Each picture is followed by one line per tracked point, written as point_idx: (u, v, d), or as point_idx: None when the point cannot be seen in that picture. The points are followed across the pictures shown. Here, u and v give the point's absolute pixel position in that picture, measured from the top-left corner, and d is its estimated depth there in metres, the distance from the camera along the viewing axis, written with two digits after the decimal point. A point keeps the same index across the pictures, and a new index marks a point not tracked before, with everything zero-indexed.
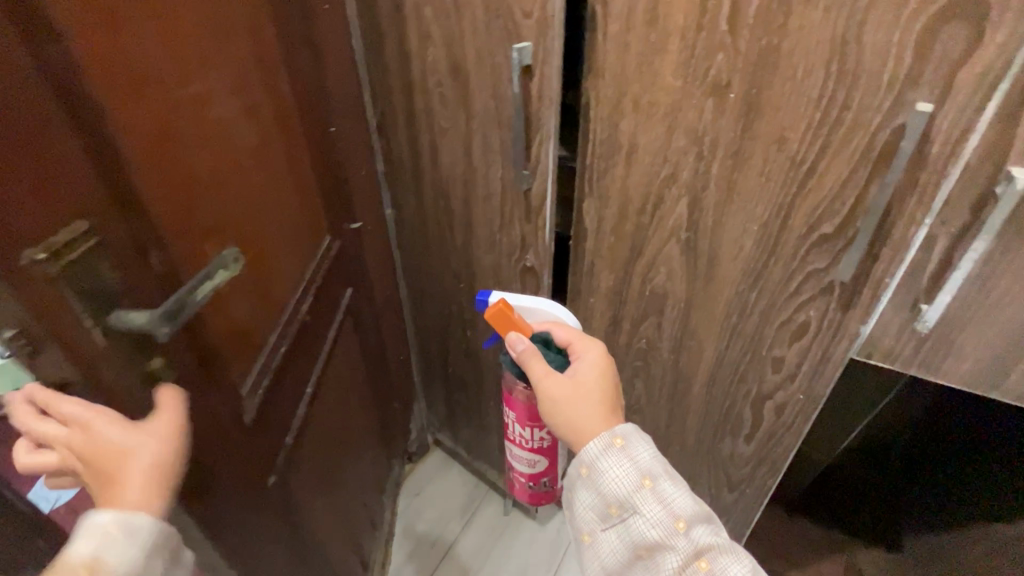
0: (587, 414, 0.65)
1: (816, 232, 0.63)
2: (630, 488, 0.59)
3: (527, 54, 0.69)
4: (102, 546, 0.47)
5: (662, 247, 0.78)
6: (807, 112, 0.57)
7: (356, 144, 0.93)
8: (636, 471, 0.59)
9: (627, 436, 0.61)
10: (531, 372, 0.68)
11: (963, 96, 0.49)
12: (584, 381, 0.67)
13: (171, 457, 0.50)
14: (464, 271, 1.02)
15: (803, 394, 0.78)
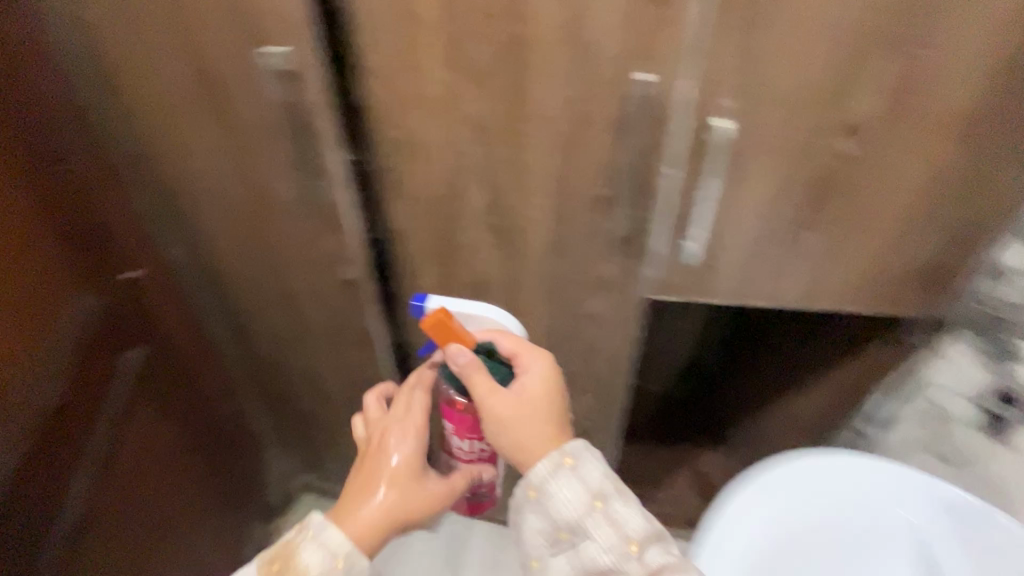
0: (537, 432, 0.63)
1: (596, 196, 0.71)
2: (581, 511, 0.59)
3: (283, 58, 0.65)
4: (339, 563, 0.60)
5: (474, 234, 0.80)
6: (561, 92, 0.63)
7: (112, 180, 0.77)
8: (586, 493, 0.59)
9: (578, 457, 0.61)
10: (477, 389, 0.64)
11: (671, 66, 0.59)
12: (531, 392, 0.65)
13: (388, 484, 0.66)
14: (281, 299, 0.94)
15: (622, 340, 0.87)
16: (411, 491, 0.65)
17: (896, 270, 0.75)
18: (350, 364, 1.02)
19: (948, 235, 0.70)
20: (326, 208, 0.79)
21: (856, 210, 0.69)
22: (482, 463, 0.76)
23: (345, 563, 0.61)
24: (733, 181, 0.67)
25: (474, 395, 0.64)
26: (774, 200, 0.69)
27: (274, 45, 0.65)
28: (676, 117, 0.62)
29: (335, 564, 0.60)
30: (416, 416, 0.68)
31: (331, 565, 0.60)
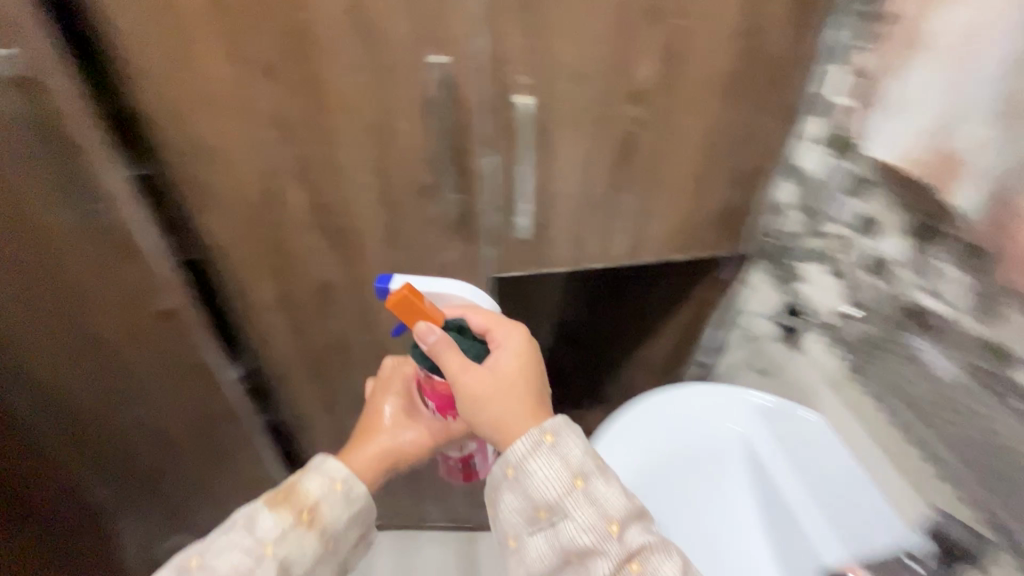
0: (514, 408, 0.55)
1: (419, 185, 0.70)
2: (561, 489, 0.50)
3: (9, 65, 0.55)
4: (326, 495, 0.63)
5: (303, 238, 0.76)
6: (360, 81, 0.61)
7: None
8: (566, 470, 0.50)
9: (559, 436, 0.52)
10: (450, 365, 0.58)
11: (461, 47, 0.60)
12: (508, 368, 0.58)
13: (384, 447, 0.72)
14: (80, 349, 0.78)
15: None
16: (416, 432, 0.74)
17: (701, 220, 0.84)
18: (192, 405, 0.90)
19: (733, 182, 0.80)
20: (115, 234, 0.69)
21: (656, 169, 0.76)
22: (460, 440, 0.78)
23: (341, 488, 0.64)
24: (545, 155, 0.71)
25: (448, 373, 0.58)
26: (586, 168, 0.73)
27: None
28: (477, 97, 0.64)
29: (335, 487, 0.64)
30: (400, 384, 0.77)
31: (331, 490, 0.64)
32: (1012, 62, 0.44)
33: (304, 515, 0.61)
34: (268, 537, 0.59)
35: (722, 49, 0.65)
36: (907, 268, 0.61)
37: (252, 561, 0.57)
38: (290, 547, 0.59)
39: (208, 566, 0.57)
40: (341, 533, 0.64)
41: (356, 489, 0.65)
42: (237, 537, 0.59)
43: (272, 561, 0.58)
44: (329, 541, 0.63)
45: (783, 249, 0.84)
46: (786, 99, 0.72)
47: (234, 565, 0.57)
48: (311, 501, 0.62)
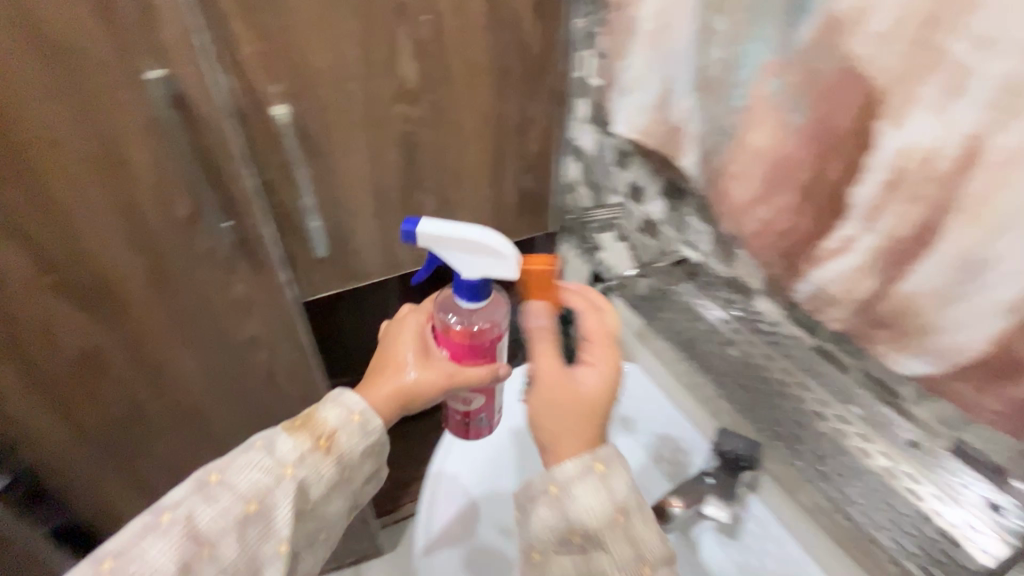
0: (573, 427, 0.46)
1: (177, 217, 0.61)
2: (604, 524, 0.42)
3: None
4: (343, 425, 0.48)
5: (33, 306, 0.61)
6: (58, 106, 0.50)
7: None
8: (614, 506, 0.42)
9: (610, 467, 0.44)
10: (538, 366, 0.49)
11: (184, 59, 0.52)
12: (593, 394, 0.47)
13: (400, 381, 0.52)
14: None
15: (296, 353, 0.82)
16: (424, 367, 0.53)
17: (504, 207, 0.86)
18: None
19: (522, 168, 0.83)
20: None
21: (445, 164, 0.76)
22: (472, 392, 0.56)
23: (360, 420, 0.49)
24: (319, 165, 0.67)
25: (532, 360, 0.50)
26: (371, 171, 0.71)
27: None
28: (219, 112, 0.57)
29: (353, 418, 0.49)
30: (417, 320, 0.55)
31: (349, 420, 0.49)
32: (690, 39, 0.50)
33: (322, 441, 0.47)
34: (287, 457, 0.46)
35: (475, 39, 0.67)
36: (667, 226, 0.69)
37: (269, 480, 0.46)
38: (310, 471, 0.47)
39: (227, 482, 0.45)
40: (353, 471, 0.49)
41: (375, 421, 0.50)
42: (253, 456, 0.46)
43: (293, 483, 0.46)
44: (351, 471, 0.49)
45: (580, 223, 0.90)
46: (549, 82, 0.76)
47: (253, 484, 0.45)
48: (332, 426, 0.48)
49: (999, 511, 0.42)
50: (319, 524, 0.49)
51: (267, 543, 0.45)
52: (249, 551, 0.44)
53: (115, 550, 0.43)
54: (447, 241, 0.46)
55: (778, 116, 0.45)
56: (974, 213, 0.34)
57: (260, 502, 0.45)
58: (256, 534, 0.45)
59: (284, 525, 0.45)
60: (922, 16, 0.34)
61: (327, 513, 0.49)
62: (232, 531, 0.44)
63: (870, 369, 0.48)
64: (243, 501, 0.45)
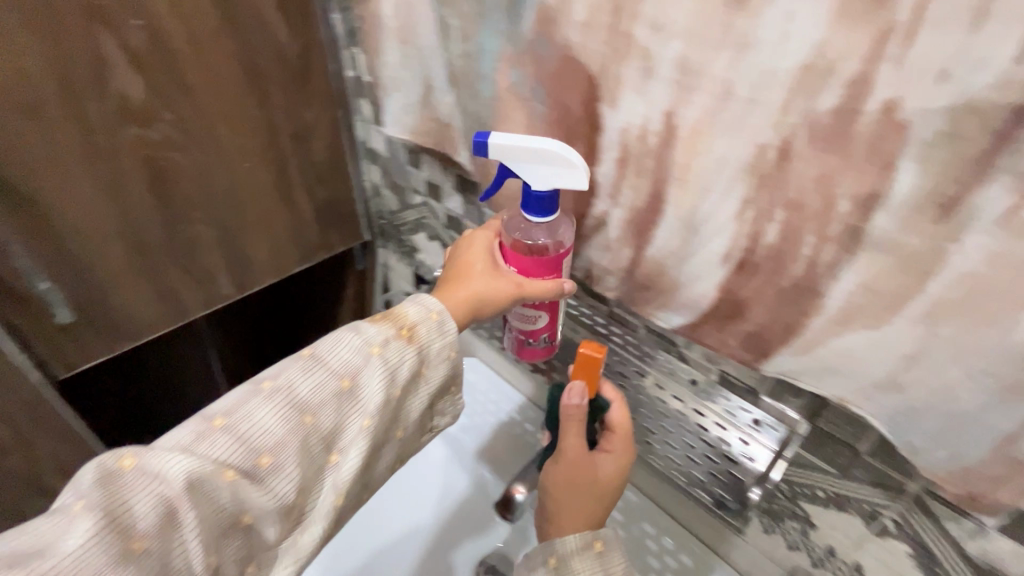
0: (578, 511, 0.44)
1: None
2: None
3: None
4: (422, 321, 0.41)
5: None
6: None
7: None
8: None
9: (611, 547, 0.43)
10: (564, 444, 0.46)
11: None
12: (607, 481, 0.45)
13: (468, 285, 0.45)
14: None
15: (63, 441, 0.68)
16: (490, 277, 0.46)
17: (303, 224, 0.80)
18: None
19: (313, 180, 0.77)
20: None
21: (215, 188, 0.67)
22: (535, 309, 0.49)
23: (439, 318, 0.42)
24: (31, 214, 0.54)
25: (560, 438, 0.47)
26: (114, 211, 0.59)
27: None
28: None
29: (432, 316, 0.42)
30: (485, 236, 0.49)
31: (428, 318, 0.42)
32: (433, 34, 0.49)
33: (405, 330, 0.41)
34: (373, 338, 0.39)
35: (212, 45, 0.58)
36: (469, 220, 0.69)
37: (358, 360, 0.38)
38: (396, 359, 0.39)
39: (321, 356, 0.38)
40: (429, 370, 0.42)
41: (453, 325, 0.43)
42: (336, 336, 0.39)
43: (383, 364, 0.39)
44: (429, 366, 0.42)
45: (392, 227, 0.86)
46: (319, 84, 0.70)
47: (345, 361, 0.38)
48: (413, 316, 0.41)
49: (758, 425, 0.49)
50: (395, 416, 0.41)
51: (353, 421, 0.38)
52: (334, 429, 0.38)
53: (225, 409, 0.36)
54: (520, 153, 0.40)
55: (525, 105, 0.46)
56: (682, 180, 0.38)
57: (355, 379, 0.38)
58: (345, 409, 0.38)
59: (378, 405, 0.38)
60: (610, 5, 0.36)
61: (404, 407, 0.42)
62: (324, 406, 0.37)
63: (650, 324, 0.53)
64: (334, 378, 0.38)
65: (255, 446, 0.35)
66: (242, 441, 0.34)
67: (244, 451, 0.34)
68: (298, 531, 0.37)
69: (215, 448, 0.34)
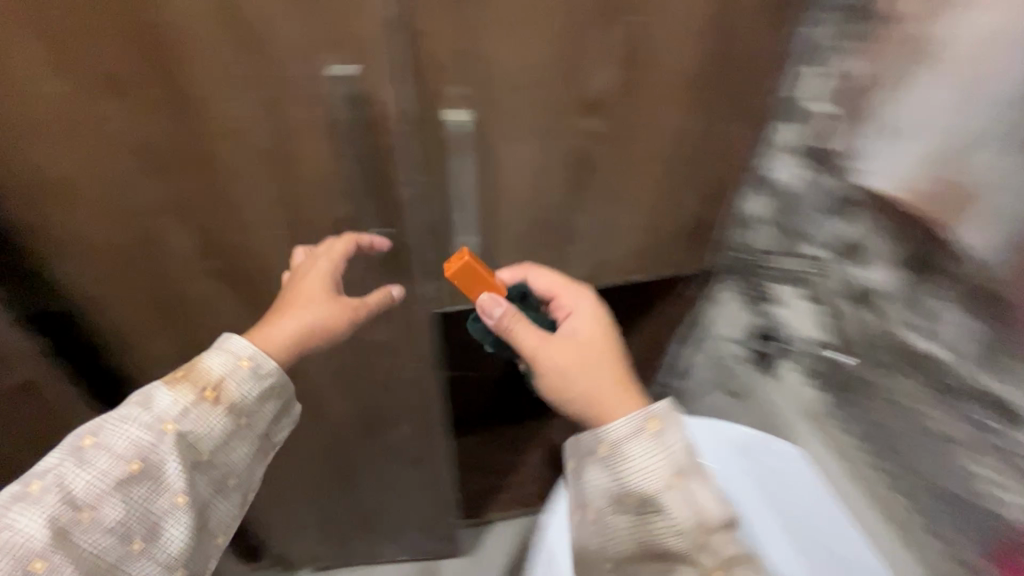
0: (604, 369, 0.54)
1: (334, 219, 0.58)
2: (659, 484, 0.47)
3: None
4: (230, 370, 0.50)
5: (195, 287, 0.63)
6: (245, 98, 0.48)
7: None
8: (668, 466, 0.47)
9: (666, 427, 0.48)
10: (523, 343, 0.55)
11: (371, 59, 0.47)
12: (586, 337, 0.55)
13: (308, 318, 0.56)
14: None
15: (416, 361, 0.77)
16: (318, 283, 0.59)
17: (669, 237, 0.75)
18: None
19: (697, 197, 0.71)
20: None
21: (615, 183, 0.66)
22: None
23: (250, 366, 0.51)
24: (481, 174, 0.60)
25: (524, 345, 0.55)
26: (536, 188, 0.63)
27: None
28: (404, 100, 0.51)
29: (241, 364, 0.51)
30: (322, 266, 0.57)
31: (236, 367, 0.51)
32: None
33: (209, 391, 0.49)
34: (167, 413, 0.47)
35: (685, 46, 0.55)
36: (894, 303, 0.55)
37: (151, 437, 0.46)
38: (195, 422, 0.48)
39: (103, 444, 0.46)
40: (259, 408, 0.52)
41: (268, 365, 0.52)
42: (129, 413, 0.47)
43: (178, 433, 0.47)
44: (244, 415, 0.51)
45: (755, 266, 0.76)
46: (761, 102, 0.63)
47: (133, 444, 0.46)
48: (217, 374, 0.50)
49: None
50: (223, 471, 0.50)
51: (159, 500, 0.46)
52: (137, 512, 0.45)
53: None
54: None
55: None
56: None
57: (144, 459, 0.46)
58: (150, 489, 0.46)
59: (181, 474, 0.47)
60: None
61: (234, 459, 0.51)
62: (115, 491, 0.45)
63: None
64: (126, 459, 0.46)
65: (23, 555, 0.42)
66: (16, 545, 0.42)
67: (14, 558, 0.42)
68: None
69: None
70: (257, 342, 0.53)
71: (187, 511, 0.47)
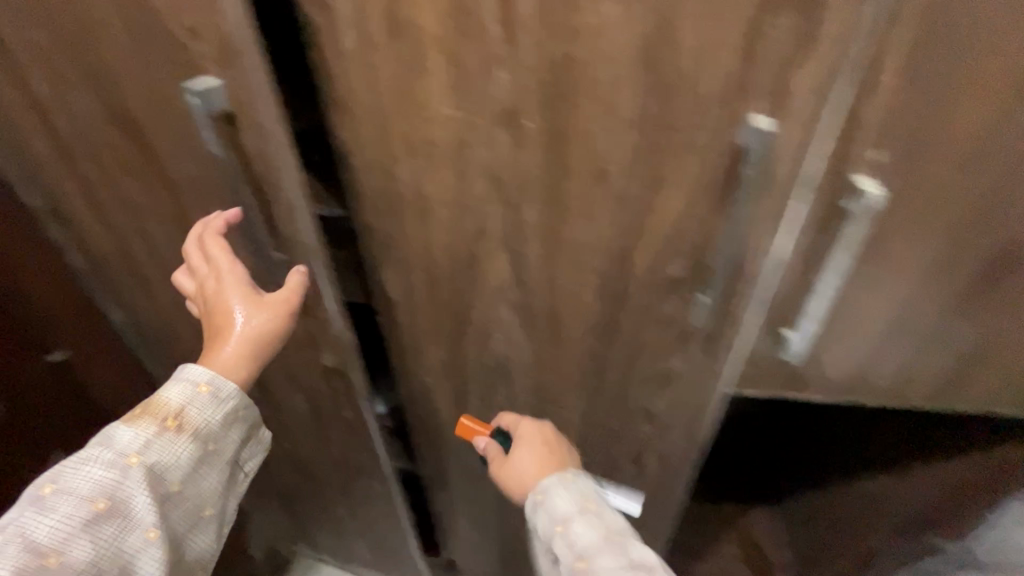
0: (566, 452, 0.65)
1: (663, 276, 0.50)
2: (584, 514, 0.55)
3: (217, 97, 0.44)
4: (191, 398, 0.51)
5: (491, 312, 0.61)
6: (624, 139, 0.42)
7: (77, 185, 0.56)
8: (580, 504, 0.56)
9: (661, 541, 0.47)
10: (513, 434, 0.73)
11: (802, 107, 0.37)
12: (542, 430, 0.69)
13: (261, 319, 0.53)
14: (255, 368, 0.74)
15: (683, 442, 0.66)
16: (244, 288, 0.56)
17: None
18: (339, 444, 0.85)
19: None
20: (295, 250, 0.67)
21: None
22: None
23: (209, 392, 0.51)
24: (864, 256, 0.46)
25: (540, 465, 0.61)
26: (930, 284, 0.48)
27: (178, 45, 0.42)
28: (815, 156, 0.40)
29: (199, 391, 0.51)
30: (233, 275, 0.53)
31: (195, 394, 0.51)
32: None
33: (170, 421, 0.49)
34: (129, 448, 0.47)
35: None
36: None
37: (115, 474, 0.46)
38: (163, 452, 0.48)
39: (66, 487, 0.45)
40: (224, 434, 0.53)
41: (229, 386, 0.52)
42: (91, 453, 0.47)
43: (143, 467, 0.47)
44: (212, 441, 0.52)
45: None
46: None
47: (98, 482, 0.46)
48: (177, 405, 0.50)
49: None
50: (184, 506, 0.50)
51: (130, 534, 0.46)
52: (109, 548, 0.45)
53: None
54: None
55: None
56: None
57: (110, 497, 0.46)
58: (119, 525, 0.46)
59: (152, 511, 0.47)
60: None
61: (199, 488, 0.51)
62: (84, 531, 0.44)
63: None
64: (91, 499, 0.45)
65: None
66: None
67: None
68: None
69: None
70: (214, 367, 0.52)
71: (161, 543, 0.47)
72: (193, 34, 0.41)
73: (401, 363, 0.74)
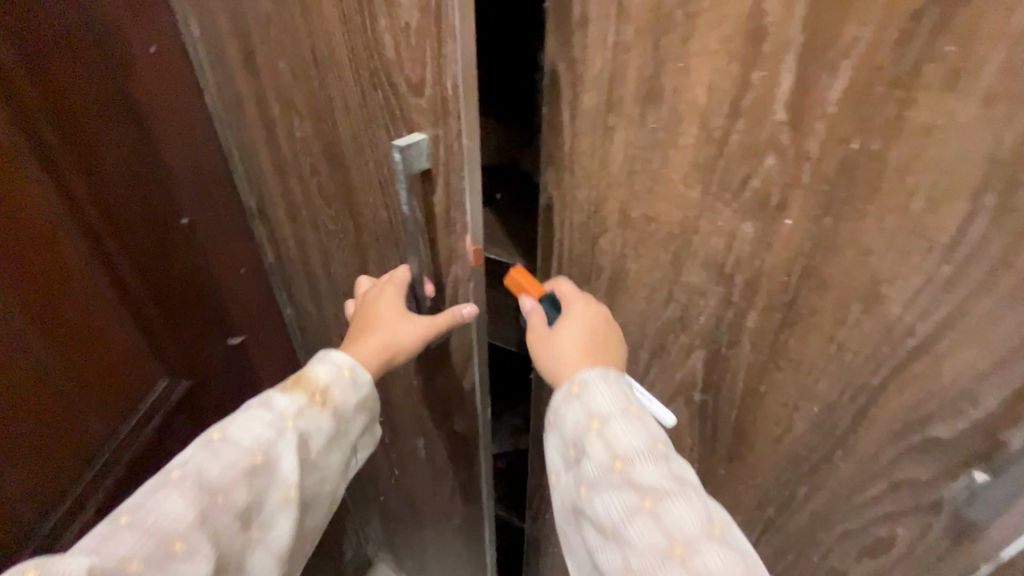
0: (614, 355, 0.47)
1: (920, 432, 0.38)
2: (627, 415, 0.41)
3: (422, 154, 0.42)
4: (336, 379, 0.49)
5: (662, 405, 0.53)
6: (923, 263, 0.33)
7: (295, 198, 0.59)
8: (624, 398, 0.42)
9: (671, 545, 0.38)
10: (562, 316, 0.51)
11: None
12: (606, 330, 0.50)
13: (405, 340, 0.51)
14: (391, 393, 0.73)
15: None
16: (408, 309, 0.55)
17: None
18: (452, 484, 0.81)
19: None
20: None
21: None
22: None
23: (351, 376, 0.49)
24: None
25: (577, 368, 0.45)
26: None
27: (396, 93, 0.41)
28: None
29: (342, 374, 0.49)
30: (394, 293, 0.52)
31: (340, 375, 0.49)
32: None
33: (317, 396, 0.48)
34: (286, 411, 0.47)
35: None
36: None
37: (272, 435, 0.46)
38: (310, 423, 0.47)
39: (228, 441, 0.45)
40: (356, 418, 0.51)
41: (365, 376, 0.50)
42: (251, 413, 0.47)
43: (296, 432, 0.46)
44: (346, 423, 0.50)
45: None
46: None
47: (257, 436, 0.45)
48: (325, 381, 0.49)
49: None
50: (316, 476, 0.49)
51: (274, 492, 0.46)
52: (258, 502, 0.45)
53: (128, 507, 0.42)
54: None
55: None
56: None
57: (265, 453, 0.45)
58: (267, 481, 0.45)
59: (296, 476, 0.46)
60: None
61: (326, 466, 0.50)
62: (240, 483, 0.44)
63: None
64: (248, 453, 0.45)
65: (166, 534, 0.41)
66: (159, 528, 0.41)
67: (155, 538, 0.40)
68: (252, 563, 0.45)
69: (128, 538, 0.40)
70: (355, 356, 0.50)
71: (295, 510, 0.46)
72: (414, 88, 0.40)
73: (542, 422, 0.69)
